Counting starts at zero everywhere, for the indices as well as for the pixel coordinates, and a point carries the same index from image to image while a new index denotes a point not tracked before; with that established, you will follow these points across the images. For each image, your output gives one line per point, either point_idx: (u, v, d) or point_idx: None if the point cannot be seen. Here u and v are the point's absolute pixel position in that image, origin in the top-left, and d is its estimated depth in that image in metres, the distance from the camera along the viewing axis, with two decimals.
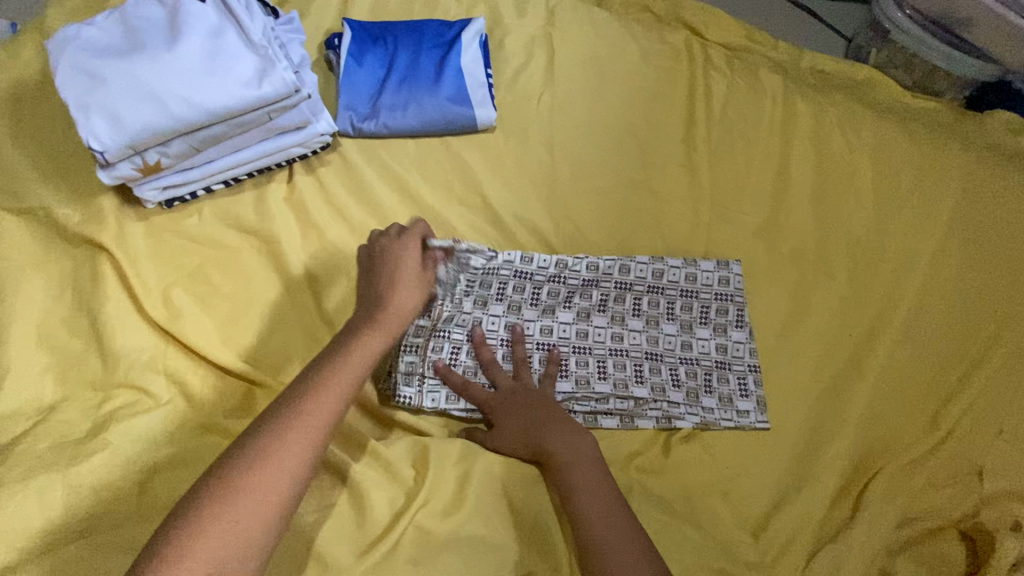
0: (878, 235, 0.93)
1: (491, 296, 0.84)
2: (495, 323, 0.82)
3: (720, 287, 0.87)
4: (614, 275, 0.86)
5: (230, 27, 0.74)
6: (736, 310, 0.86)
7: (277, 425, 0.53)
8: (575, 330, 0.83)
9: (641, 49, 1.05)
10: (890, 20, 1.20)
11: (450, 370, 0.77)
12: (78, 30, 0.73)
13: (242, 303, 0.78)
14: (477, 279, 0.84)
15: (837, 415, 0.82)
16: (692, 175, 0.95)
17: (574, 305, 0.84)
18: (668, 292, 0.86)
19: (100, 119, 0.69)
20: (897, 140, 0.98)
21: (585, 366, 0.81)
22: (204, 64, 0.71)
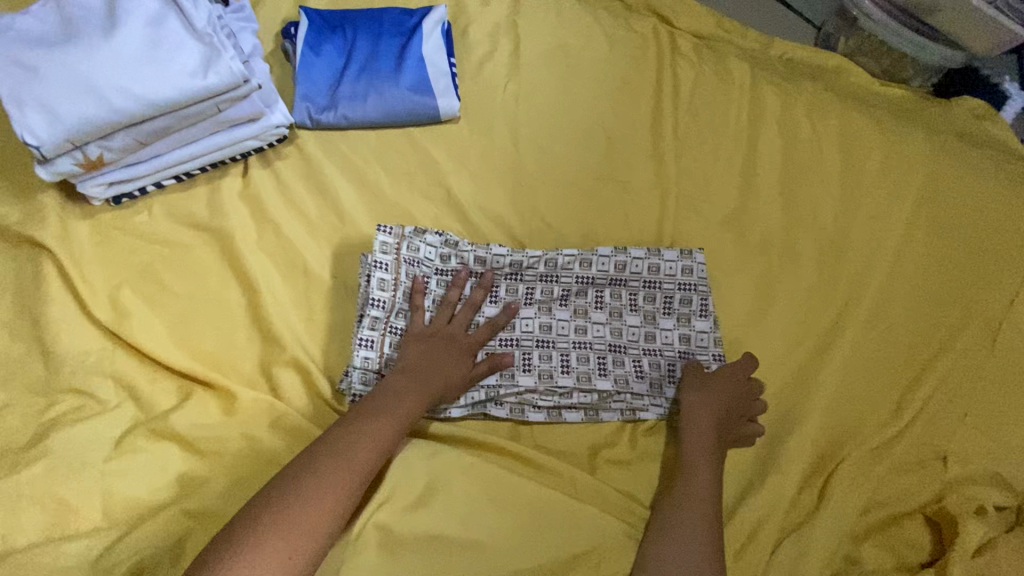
0: (845, 223, 0.92)
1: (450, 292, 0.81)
2: None
3: (684, 277, 0.85)
4: (575, 268, 0.84)
5: (174, 14, 0.71)
6: (700, 300, 0.85)
7: (318, 468, 0.59)
8: (539, 325, 0.82)
9: (607, 37, 1.03)
10: (857, 8, 1.20)
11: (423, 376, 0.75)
12: (10, 18, 0.69)
13: (195, 302, 0.76)
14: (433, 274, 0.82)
15: (804, 403, 0.82)
16: (660, 165, 0.94)
17: (536, 299, 0.83)
18: (631, 284, 0.85)
19: (35, 112, 0.66)
20: (863, 127, 0.98)
21: (549, 359, 0.80)
22: (147, 54, 0.68)
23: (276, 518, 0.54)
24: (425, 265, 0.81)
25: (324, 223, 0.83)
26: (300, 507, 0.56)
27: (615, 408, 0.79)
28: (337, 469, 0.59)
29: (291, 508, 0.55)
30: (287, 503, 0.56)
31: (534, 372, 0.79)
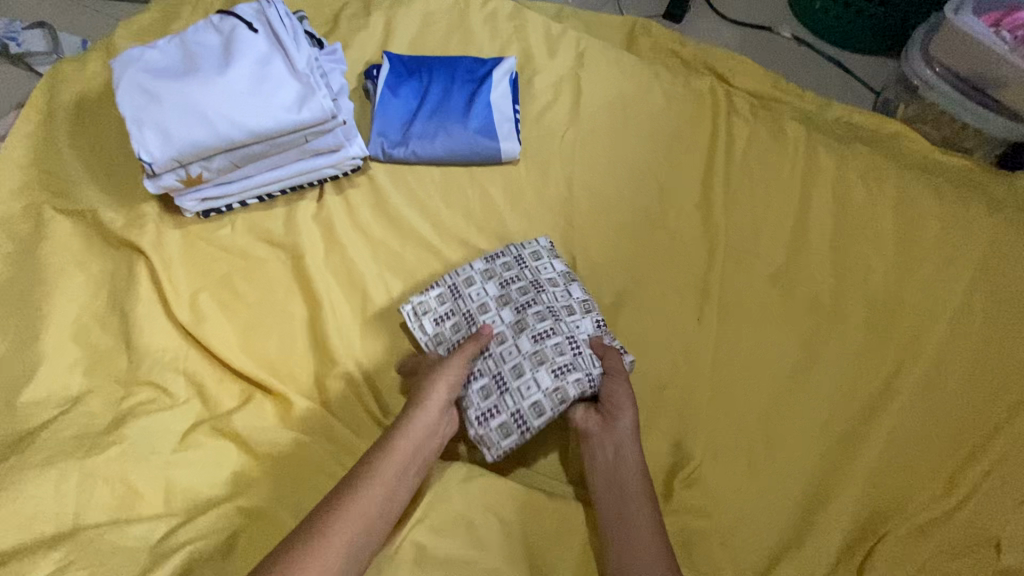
0: (897, 288, 0.92)
1: (514, 303, 0.81)
2: (490, 321, 0.80)
3: (579, 339, 0.79)
4: (573, 334, 0.78)
5: (279, 55, 0.79)
6: (568, 362, 0.76)
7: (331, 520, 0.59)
8: (498, 331, 0.79)
9: (665, 92, 1.08)
10: (919, 76, 1.22)
11: (609, 352, 0.78)
12: (138, 52, 0.79)
13: (263, 311, 0.82)
14: (519, 282, 0.82)
15: (847, 469, 0.80)
16: (708, 216, 0.97)
17: (540, 348, 0.77)
18: (541, 299, 0.81)
19: (150, 134, 0.75)
20: (920, 194, 0.98)
21: (484, 398, 0.76)
22: (250, 88, 0.77)
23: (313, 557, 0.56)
24: (527, 272, 0.83)
25: (387, 250, 0.89)
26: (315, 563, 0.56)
27: (494, 429, 0.74)
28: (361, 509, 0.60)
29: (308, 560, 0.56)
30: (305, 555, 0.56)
31: (478, 360, 0.78)
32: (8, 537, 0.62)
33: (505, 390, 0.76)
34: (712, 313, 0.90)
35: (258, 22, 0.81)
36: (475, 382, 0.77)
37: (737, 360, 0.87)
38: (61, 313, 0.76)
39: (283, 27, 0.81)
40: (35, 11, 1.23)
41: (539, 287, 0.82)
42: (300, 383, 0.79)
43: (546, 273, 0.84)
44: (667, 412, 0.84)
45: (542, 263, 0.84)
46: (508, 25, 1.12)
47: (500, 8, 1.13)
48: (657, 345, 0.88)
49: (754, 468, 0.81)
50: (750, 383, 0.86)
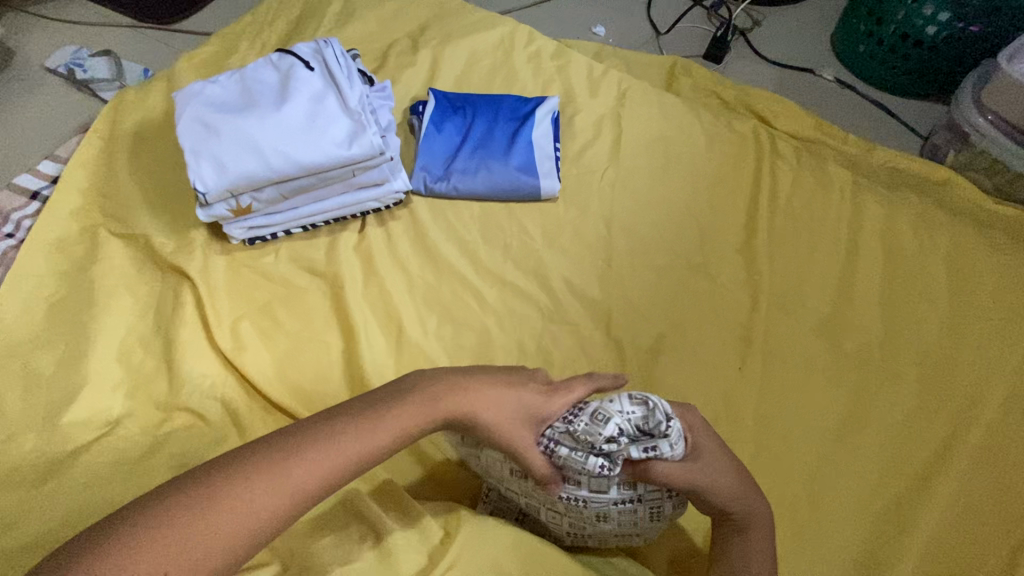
0: (951, 346, 0.89)
1: (544, 503, 0.65)
2: (551, 519, 0.67)
3: (622, 492, 0.63)
4: (610, 493, 0.62)
5: (332, 92, 0.81)
6: (646, 509, 0.64)
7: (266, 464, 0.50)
8: (563, 526, 0.67)
9: (708, 135, 1.08)
10: (970, 124, 1.20)
11: (655, 473, 0.60)
12: (200, 86, 0.82)
13: (301, 341, 0.82)
14: (518, 476, 0.65)
15: (900, 539, 0.76)
16: (751, 261, 0.95)
17: (611, 520, 0.64)
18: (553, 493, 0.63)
19: (207, 165, 0.77)
20: (969, 250, 0.96)
21: (621, 550, 0.70)
22: (304, 123, 0.79)
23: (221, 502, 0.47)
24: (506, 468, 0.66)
25: (424, 283, 0.90)
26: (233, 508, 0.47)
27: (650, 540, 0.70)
28: (296, 474, 0.50)
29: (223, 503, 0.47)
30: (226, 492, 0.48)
31: (582, 544, 0.69)
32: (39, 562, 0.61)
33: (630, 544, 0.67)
34: (754, 363, 0.87)
35: (314, 61, 0.84)
36: (606, 541, 0.67)
37: (781, 414, 0.84)
38: (106, 335, 0.78)
39: (338, 65, 0.84)
40: (101, 40, 1.30)
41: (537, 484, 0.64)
42: None
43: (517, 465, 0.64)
44: None
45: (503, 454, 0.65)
46: (552, 64, 1.13)
47: (544, 47, 1.15)
48: (696, 393, 0.85)
49: (800, 531, 0.77)
50: (795, 439, 0.82)
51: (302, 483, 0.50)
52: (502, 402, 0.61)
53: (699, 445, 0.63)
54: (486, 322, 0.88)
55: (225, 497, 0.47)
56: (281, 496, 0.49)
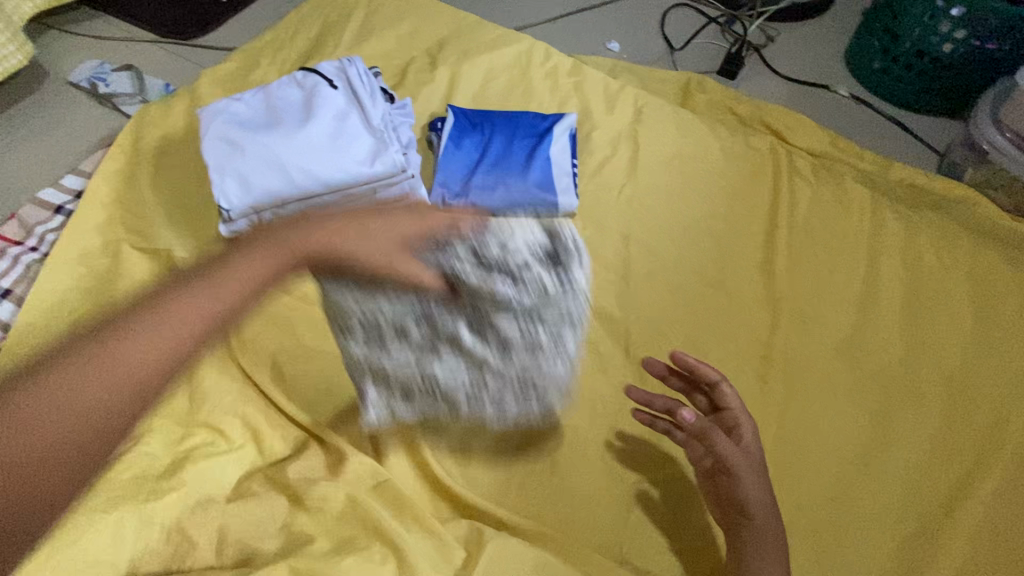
0: (974, 368, 0.88)
1: (426, 345, 0.79)
2: (445, 372, 0.77)
3: (490, 301, 0.80)
4: (480, 322, 0.80)
5: (356, 111, 0.83)
6: (522, 324, 0.82)
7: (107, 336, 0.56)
8: (455, 374, 0.79)
9: (725, 151, 1.08)
10: (988, 141, 1.19)
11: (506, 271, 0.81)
12: (224, 102, 0.83)
13: (320, 357, 0.82)
14: (388, 320, 0.80)
15: (927, 566, 0.74)
16: (770, 278, 0.94)
17: (520, 325, 0.81)
18: (417, 326, 0.79)
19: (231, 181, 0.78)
20: (992, 271, 0.96)
21: (525, 359, 0.81)
22: (327, 140, 0.80)
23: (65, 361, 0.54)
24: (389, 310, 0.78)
25: None
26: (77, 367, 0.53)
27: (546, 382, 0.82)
28: (119, 345, 0.55)
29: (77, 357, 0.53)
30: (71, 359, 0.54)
31: (494, 396, 0.80)
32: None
33: (529, 385, 0.82)
34: (775, 382, 0.86)
35: (337, 79, 0.85)
36: (504, 397, 0.79)
37: (803, 434, 0.83)
38: None
39: (361, 84, 0.85)
40: (122, 55, 1.31)
41: (405, 336, 0.76)
42: (353, 432, 0.78)
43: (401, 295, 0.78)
44: None
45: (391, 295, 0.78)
46: (568, 80, 1.14)
47: (561, 64, 1.16)
48: None
49: (824, 556, 0.75)
50: (817, 460, 0.81)
51: (122, 359, 0.54)
52: (353, 230, 0.71)
53: (745, 440, 0.74)
54: None
55: (111, 347, 0.55)
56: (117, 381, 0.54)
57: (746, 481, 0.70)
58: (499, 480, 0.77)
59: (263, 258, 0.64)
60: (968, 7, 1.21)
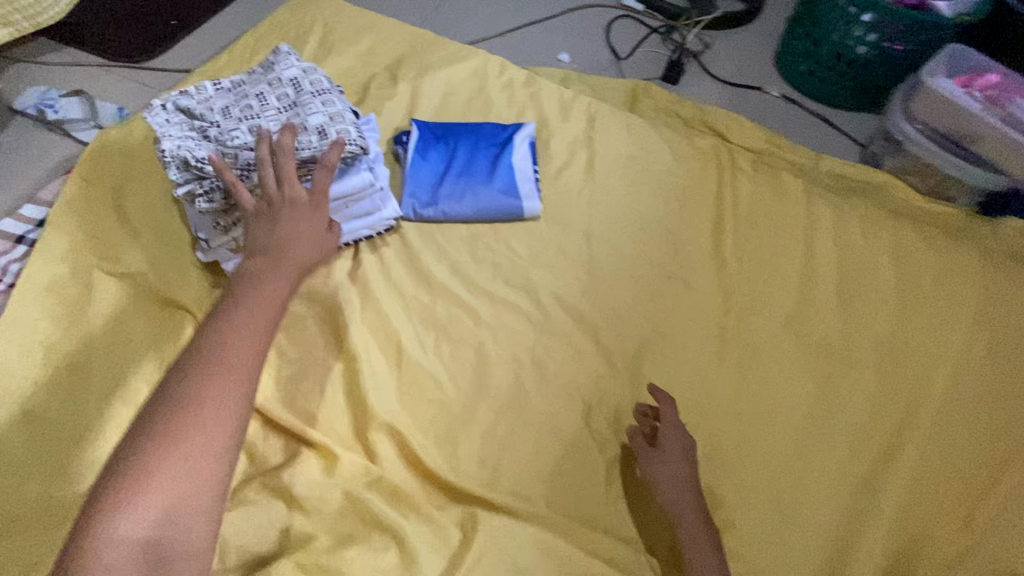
0: (901, 333, 0.99)
1: (243, 121, 0.79)
2: (216, 135, 0.76)
3: (307, 94, 0.82)
4: (275, 111, 0.80)
5: (309, 114, 0.80)
6: (340, 110, 0.83)
7: (181, 407, 0.53)
8: (231, 140, 0.76)
9: (673, 152, 1.17)
10: (902, 132, 1.32)
11: (329, 94, 0.84)
12: (165, 105, 0.78)
13: (303, 366, 0.85)
14: (196, 121, 0.78)
15: (871, 508, 0.83)
16: (720, 266, 1.03)
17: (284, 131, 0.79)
18: (233, 128, 0.77)
19: (191, 181, 0.75)
20: (915, 247, 1.08)
21: (309, 123, 0.80)
22: (290, 137, 0.79)
23: (151, 463, 0.50)
24: (202, 123, 0.78)
25: (419, 304, 0.94)
26: (188, 438, 0.52)
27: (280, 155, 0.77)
28: (207, 399, 0.53)
29: (151, 464, 0.50)
30: (151, 460, 0.51)
31: None
32: None
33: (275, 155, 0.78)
34: (731, 358, 0.94)
35: (288, 120, 0.80)
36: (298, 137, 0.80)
37: (758, 403, 0.91)
38: (111, 376, 0.79)
39: (319, 87, 0.83)
40: (70, 80, 1.30)
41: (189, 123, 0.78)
42: (340, 434, 0.80)
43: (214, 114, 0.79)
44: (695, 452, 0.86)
45: (193, 113, 0.78)
46: (524, 91, 1.21)
47: (516, 77, 1.22)
48: (679, 391, 0.91)
49: (786, 511, 0.83)
50: (773, 425, 0.89)
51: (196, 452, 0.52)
52: (303, 241, 0.72)
53: (667, 449, 0.80)
54: (481, 337, 0.92)
55: (194, 421, 0.52)
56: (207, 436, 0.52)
57: (666, 487, 0.77)
58: (485, 471, 0.81)
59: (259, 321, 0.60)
60: (877, 13, 1.34)
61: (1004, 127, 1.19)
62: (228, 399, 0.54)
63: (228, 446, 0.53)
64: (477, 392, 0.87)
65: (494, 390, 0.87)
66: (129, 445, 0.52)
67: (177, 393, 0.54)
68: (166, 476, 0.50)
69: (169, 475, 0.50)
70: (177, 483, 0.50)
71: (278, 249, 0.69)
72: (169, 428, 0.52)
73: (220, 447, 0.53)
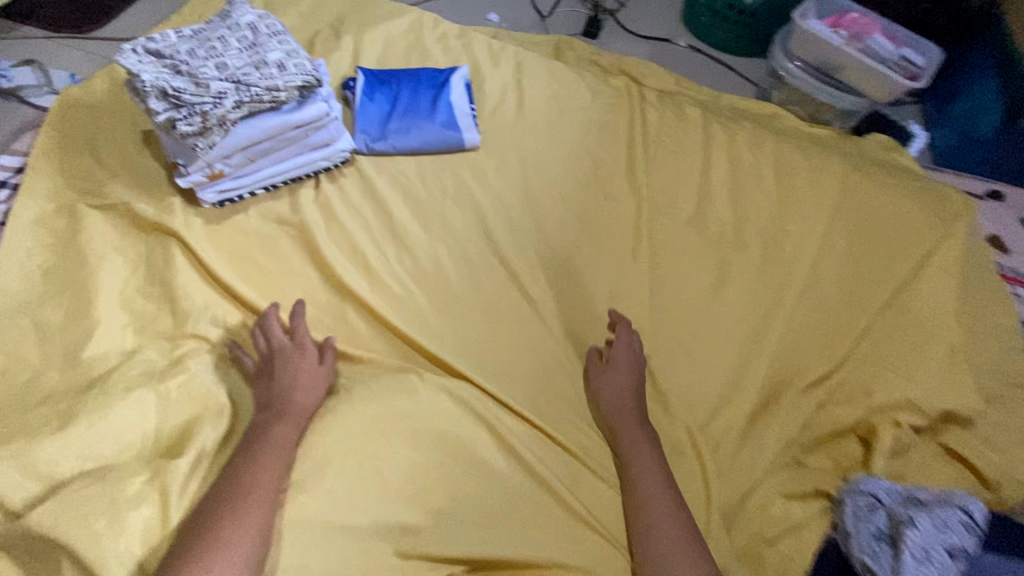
0: (781, 222, 1.20)
1: (211, 60, 0.93)
2: (190, 73, 0.91)
3: (264, 38, 0.98)
4: (238, 52, 0.96)
5: (267, 51, 0.96)
6: (293, 49, 0.99)
7: (232, 505, 0.67)
8: (203, 75, 0.91)
9: (591, 91, 1.35)
10: (784, 69, 1.54)
11: (282, 36, 1.00)
12: (136, 48, 0.91)
13: (280, 276, 0.98)
14: (168, 62, 0.91)
15: (757, 352, 1.04)
16: (633, 180, 1.22)
17: (248, 66, 0.94)
18: (204, 66, 0.92)
19: (169, 109, 0.88)
20: (792, 154, 1.28)
21: (268, 59, 0.96)
22: (253, 70, 0.94)
23: (213, 542, 0.64)
24: (175, 64, 0.91)
25: (377, 223, 1.07)
26: (243, 512, 0.66)
27: (248, 85, 0.92)
28: (249, 504, 0.67)
29: (219, 541, 0.64)
30: (220, 531, 0.65)
31: (240, 88, 0.92)
32: (102, 447, 0.74)
33: (242, 86, 0.92)
34: (645, 251, 1.13)
35: (249, 58, 0.96)
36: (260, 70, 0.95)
37: (669, 284, 1.10)
38: (106, 286, 0.89)
39: (274, 30, 1.00)
40: (20, 51, 1.35)
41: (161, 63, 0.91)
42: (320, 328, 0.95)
43: (184, 56, 0.93)
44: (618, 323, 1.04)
45: (164, 56, 0.92)
46: (457, 43, 1.35)
47: (449, 30, 1.37)
48: (604, 278, 1.09)
49: (692, 360, 1.03)
50: (681, 299, 1.09)
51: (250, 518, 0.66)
52: (315, 377, 0.84)
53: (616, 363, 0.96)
54: (433, 246, 1.07)
55: (246, 501, 0.68)
56: (252, 515, 0.67)
57: (609, 396, 0.92)
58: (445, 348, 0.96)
59: (279, 447, 0.74)
60: None
61: (863, 58, 1.42)
62: (265, 488, 0.70)
63: (265, 520, 0.67)
64: (434, 289, 1.02)
65: (449, 287, 1.03)
66: (188, 544, 0.64)
67: (231, 484, 0.69)
68: (230, 544, 0.64)
69: (228, 554, 0.63)
70: (241, 551, 0.64)
71: (291, 402, 0.80)
72: (228, 506, 0.67)
73: (260, 523, 0.66)
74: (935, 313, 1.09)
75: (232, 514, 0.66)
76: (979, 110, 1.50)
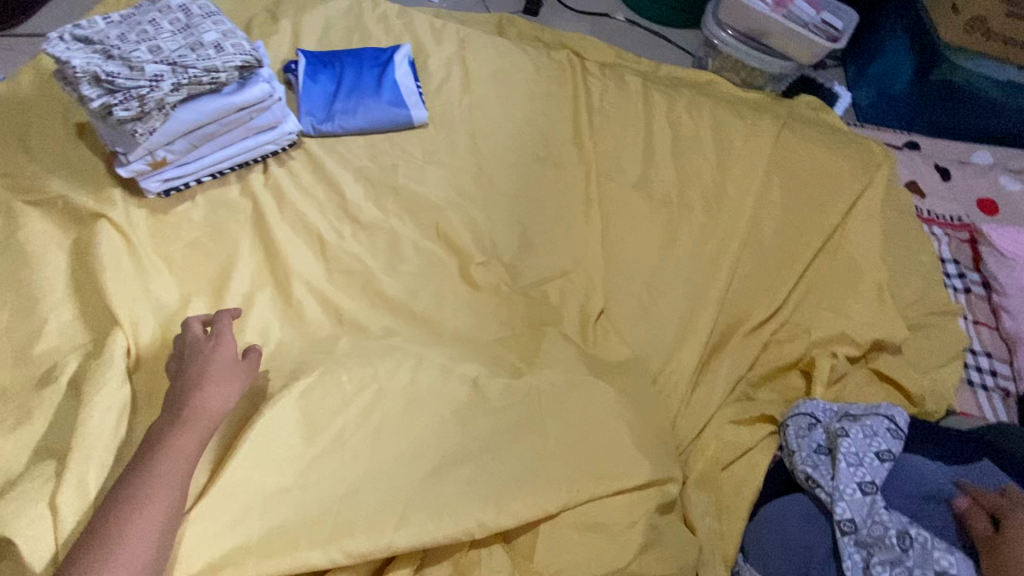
0: (722, 178, 1.26)
1: (145, 45, 0.92)
2: (122, 57, 0.89)
3: (197, 21, 0.98)
4: (172, 35, 0.95)
5: (202, 33, 0.96)
6: (229, 30, 0.98)
7: (110, 536, 0.61)
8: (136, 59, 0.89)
9: (535, 65, 1.38)
10: (718, 38, 1.61)
11: (216, 18, 0.99)
12: (62, 36, 0.89)
13: (232, 260, 0.97)
14: (98, 48, 0.90)
15: (705, 301, 1.10)
16: (581, 149, 1.26)
17: (183, 48, 0.93)
18: (137, 50, 0.91)
19: (102, 95, 0.86)
20: (728, 114, 1.34)
21: (203, 40, 0.95)
22: (188, 52, 0.93)
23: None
24: (105, 49, 0.90)
25: (330, 202, 1.07)
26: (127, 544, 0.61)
27: (184, 65, 0.91)
28: (133, 533, 0.62)
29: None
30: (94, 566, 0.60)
31: (176, 69, 0.90)
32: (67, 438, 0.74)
33: (177, 67, 0.91)
34: (596, 215, 1.18)
35: (184, 40, 0.95)
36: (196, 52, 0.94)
37: (620, 245, 1.15)
38: (48, 281, 0.87)
39: (207, 13, 0.99)
40: None
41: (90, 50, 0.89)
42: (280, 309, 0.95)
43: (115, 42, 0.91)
44: (574, 284, 1.08)
45: (93, 42, 0.90)
46: (398, 22, 1.35)
47: (389, 10, 1.36)
48: (559, 243, 1.13)
49: (646, 313, 1.08)
50: (632, 258, 1.14)
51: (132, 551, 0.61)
52: (227, 380, 0.77)
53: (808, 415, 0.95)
54: (388, 222, 1.08)
55: (130, 531, 0.62)
56: (135, 547, 0.62)
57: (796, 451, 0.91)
58: (408, 320, 0.99)
59: (174, 463, 0.68)
60: None
61: (789, 23, 1.50)
62: (153, 515, 0.64)
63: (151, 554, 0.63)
64: (392, 264, 1.04)
65: (407, 261, 1.04)
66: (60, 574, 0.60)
67: (117, 504, 0.64)
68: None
69: None
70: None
71: (194, 410, 0.73)
72: (110, 533, 0.62)
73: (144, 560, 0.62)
74: (863, 254, 1.19)
75: (111, 545, 0.61)
76: (893, 69, 1.63)
